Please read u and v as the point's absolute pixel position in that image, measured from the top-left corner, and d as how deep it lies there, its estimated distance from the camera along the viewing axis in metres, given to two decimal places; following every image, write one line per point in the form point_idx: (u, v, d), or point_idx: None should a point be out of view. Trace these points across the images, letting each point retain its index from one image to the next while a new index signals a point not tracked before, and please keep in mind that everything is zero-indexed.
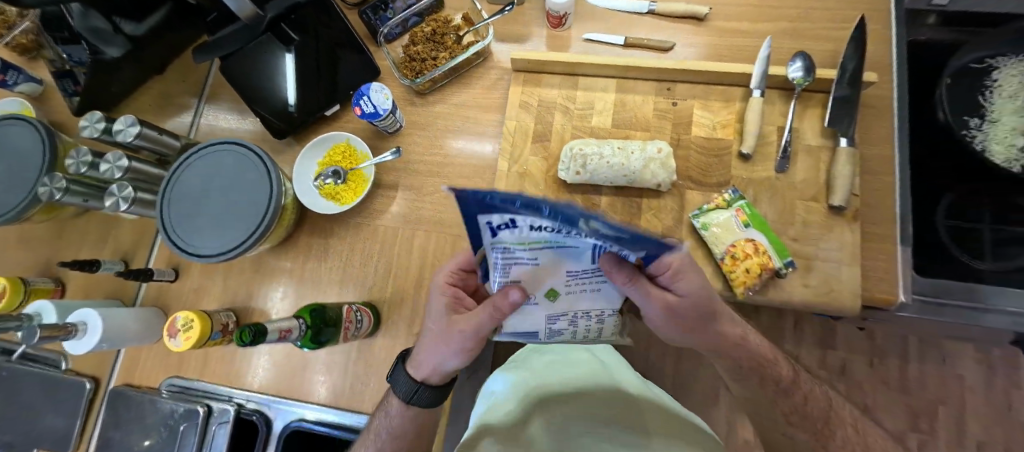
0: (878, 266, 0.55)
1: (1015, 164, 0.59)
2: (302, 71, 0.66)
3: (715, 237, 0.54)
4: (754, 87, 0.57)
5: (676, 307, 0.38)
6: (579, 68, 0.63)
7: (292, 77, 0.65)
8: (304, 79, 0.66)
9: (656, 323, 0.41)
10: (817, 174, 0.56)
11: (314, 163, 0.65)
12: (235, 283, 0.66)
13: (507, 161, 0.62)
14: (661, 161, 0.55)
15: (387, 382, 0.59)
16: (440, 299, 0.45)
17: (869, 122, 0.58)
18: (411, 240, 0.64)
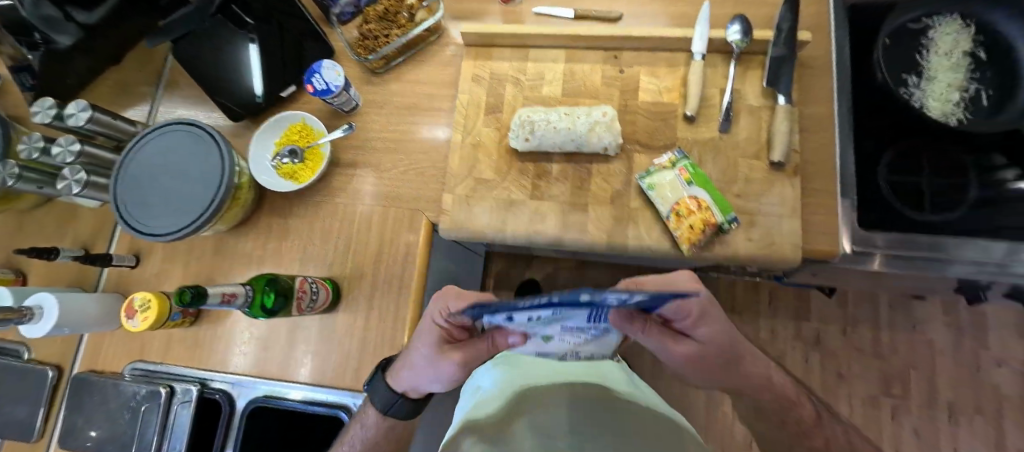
0: (820, 219, 0.57)
1: (951, 118, 0.61)
2: (267, 62, 0.67)
3: (660, 197, 0.55)
4: (696, 51, 0.59)
5: (698, 352, 0.43)
6: (529, 40, 0.64)
7: (258, 69, 0.67)
8: (269, 71, 0.68)
9: (681, 369, 0.46)
10: (759, 132, 0.58)
11: (270, 143, 0.65)
12: (196, 266, 0.66)
13: (460, 133, 0.63)
14: (606, 124, 0.56)
15: (350, 354, 0.61)
16: (431, 329, 0.44)
17: (808, 82, 0.60)
18: (370, 216, 0.65)
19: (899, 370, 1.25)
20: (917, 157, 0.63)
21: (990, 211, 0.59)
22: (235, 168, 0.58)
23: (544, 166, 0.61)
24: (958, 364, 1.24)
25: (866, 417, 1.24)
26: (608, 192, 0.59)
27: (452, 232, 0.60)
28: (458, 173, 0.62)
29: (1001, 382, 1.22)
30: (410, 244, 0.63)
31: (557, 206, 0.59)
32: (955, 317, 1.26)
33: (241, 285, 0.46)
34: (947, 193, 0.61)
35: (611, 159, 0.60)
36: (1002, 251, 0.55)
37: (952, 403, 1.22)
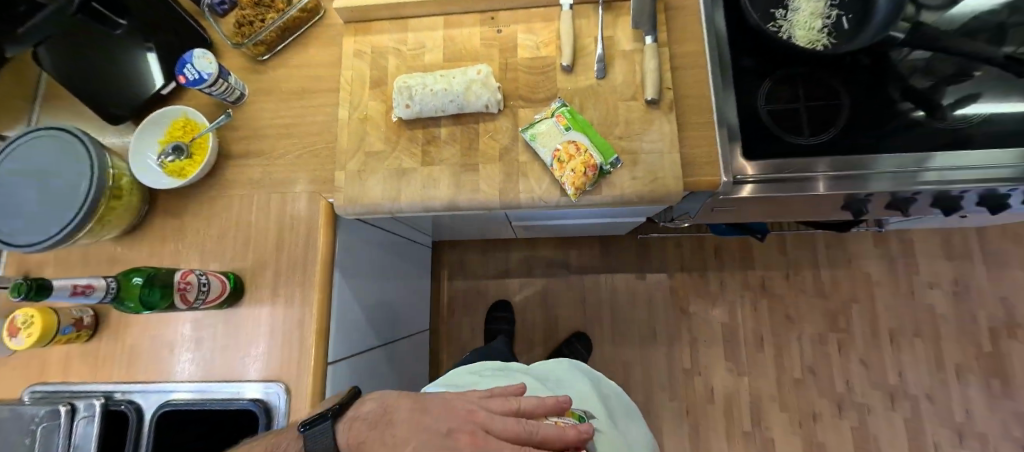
0: (702, 151, 0.58)
1: (817, 44, 0.65)
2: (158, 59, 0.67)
3: (542, 144, 0.56)
4: (563, 2, 0.61)
5: None
6: (406, 12, 0.65)
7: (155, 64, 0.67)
8: (167, 67, 0.68)
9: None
10: (633, 75, 0.60)
11: (153, 142, 0.63)
12: (89, 276, 0.63)
13: (348, 109, 0.63)
14: (482, 81, 0.58)
15: (258, 344, 0.59)
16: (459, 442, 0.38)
17: (678, 24, 0.63)
18: (267, 204, 0.63)
19: (841, 306, 1.30)
20: (793, 85, 0.67)
21: (882, 132, 0.64)
22: (107, 168, 0.56)
23: (433, 131, 0.61)
24: (894, 291, 1.30)
25: (817, 355, 1.28)
26: (497, 149, 0.59)
27: (347, 208, 0.60)
28: (348, 149, 0.62)
29: (934, 304, 1.28)
30: (310, 227, 0.62)
31: (448, 169, 0.59)
32: (886, 248, 1.32)
33: (103, 278, 0.45)
34: (832, 118, 0.65)
35: (496, 116, 0.60)
36: (915, 159, 0.60)
37: (893, 330, 1.28)
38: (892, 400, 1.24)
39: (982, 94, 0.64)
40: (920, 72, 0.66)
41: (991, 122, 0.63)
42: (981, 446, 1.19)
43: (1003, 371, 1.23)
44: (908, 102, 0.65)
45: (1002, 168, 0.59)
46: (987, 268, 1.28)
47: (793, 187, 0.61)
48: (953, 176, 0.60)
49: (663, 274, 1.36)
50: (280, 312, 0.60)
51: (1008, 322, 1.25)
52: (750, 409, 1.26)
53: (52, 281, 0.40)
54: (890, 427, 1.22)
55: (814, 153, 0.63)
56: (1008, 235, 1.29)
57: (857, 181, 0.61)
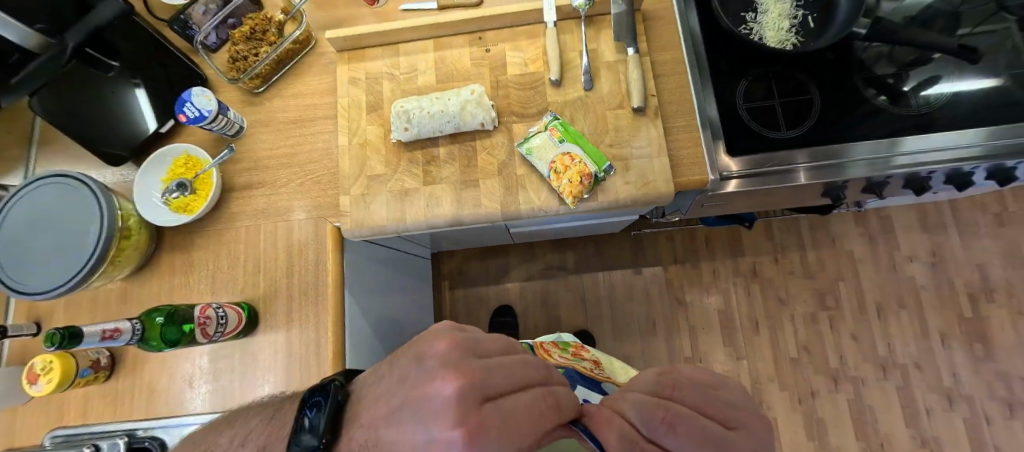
0: (689, 153, 0.62)
1: (787, 44, 0.70)
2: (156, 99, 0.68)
3: (539, 157, 0.59)
4: (547, 20, 0.64)
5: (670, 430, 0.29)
6: (396, 38, 0.67)
7: (148, 108, 0.67)
8: (161, 107, 0.68)
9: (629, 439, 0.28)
10: (618, 85, 0.63)
11: (157, 180, 0.64)
12: (103, 317, 0.64)
13: (347, 135, 0.65)
14: (476, 101, 0.61)
15: (273, 371, 0.61)
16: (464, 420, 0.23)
17: (657, 32, 0.67)
18: (274, 232, 0.65)
19: (829, 285, 1.36)
20: (766, 83, 0.71)
21: (854, 121, 0.68)
22: (115, 211, 0.57)
23: (431, 151, 0.63)
24: (877, 267, 1.36)
25: (810, 334, 1.33)
26: (494, 164, 0.62)
27: (354, 231, 0.62)
28: (350, 174, 0.64)
29: (916, 275, 1.34)
30: (319, 251, 0.64)
31: (449, 187, 0.62)
32: (867, 227, 1.38)
33: (127, 321, 0.46)
34: (804, 111, 0.69)
35: (492, 133, 0.63)
36: (888, 145, 0.65)
37: (879, 303, 1.33)
38: (883, 371, 1.29)
39: (941, 77, 0.69)
40: (885, 59, 0.71)
41: (951, 103, 0.68)
42: (969, 407, 1.26)
43: (984, 334, 1.29)
44: (873, 90, 0.70)
45: (963, 148, 0.65)
46: (961, 238, 1.35)
47: (776, 179, 0.66)
48: (920, 158, 0.65)
49: (657, 268, 1.40)
50: (295, 339, 0.61)
51: (985, 288, 1.32)
52: (751, 391, 1.31)
53: (83, 328, 0.42)
54: (884, 397, 1.28)
55: (796, 145, 0.67)
56: (978, 205, 1.36)
57: (837, 168, 0.65)
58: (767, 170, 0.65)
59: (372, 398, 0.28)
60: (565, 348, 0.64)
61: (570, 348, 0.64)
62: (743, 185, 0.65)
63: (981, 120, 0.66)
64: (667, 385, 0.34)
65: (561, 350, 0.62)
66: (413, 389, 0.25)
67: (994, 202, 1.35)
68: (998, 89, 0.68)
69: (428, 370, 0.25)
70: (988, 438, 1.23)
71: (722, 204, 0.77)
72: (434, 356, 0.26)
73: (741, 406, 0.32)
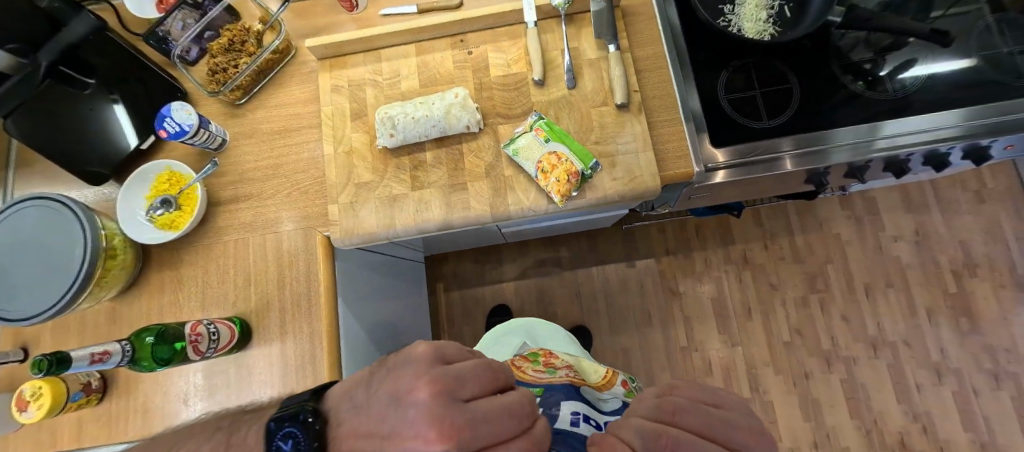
0: (673, 146, 0.62)
1: (764, 34, 0.71)
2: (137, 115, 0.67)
3: (525, 158, 0.59)
4: (528, 20, 0.65)
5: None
6: (376, 43, 0.67)
7: (128, 124, 0.65)
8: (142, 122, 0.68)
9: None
10: (601, 82, 0.64)
11: (140, 198, 0.64)
12: (92, 339, 0.62)
13: (333, 144, 0.65)
14: (461, 104, 0.61)
15: (269, 385, 0.60)
16: None
17: (637, 28, 0.68)
18: (263, 246, 0.64)
19: (818, 268, 1.38)
20: (746, 73, 0.72)
21: (835, 107, 0.69)
22: (99, 230, 0.56)
23: (418, 156, 0.63)
24: (864, 248, 1.38)
25: (801, 317, 1.35)
26: (482, 167, 0.62)
27: (344, 239, 0.61)
28: (337, 182, 0.63)
29: (901, 254, 1.37)
30: (309, 261, 0.64)
31: (438, 191, 0.62)
32: (852, 209, 1.40)
33: (117, 342, 0.46)
34: (786, 99, 0.70)
35: (478, 135, 0.63)
36: (868, 129, 0.67)
37: (867, 284, 1.36)
38: (874, 350, 1.32)
39: (916, 60, 0.71)
40: (861, 45, 0.72)
41: (928, 85, 0.69)
42: (957, 381, 1.29)
43: (968, 308, 1.33)
44: (849, 76, 0.71)
45: (939, 130, 0.66)
46: (944, 216, 1.38)
47: (761, 168, 0.67)
48: (899, 141, 0.66)
49: (650, 260, 1.41)
50: (290, 350, 0.61)
51: (968, 263, 1.35)
52: (747, 376, 1.33)
53: (71, 353, 0.41)
54: (876, 375, 1.31)
55: (779, 134, 0.68)
56: (958, 183, 1.39)
57: (820, 155, 0.67)
58: (753, 159, 0.66)
59: (350, 427, 0.26)
60: (535, 358, 0.63)
61: (539, 357, 0.63)
62: (730, 176, 0.66)
63: (956, 101, 0.68)
64: (667, 409, 0.33)
65: (533, 363, 0.61)
66: (396, 437, 0.24)
67: (973, 179, 1.39)
68: (971, 69, 0.69)
69: (407, 421, 0.23)
70: (976, 409, 1.27)
71: (710, 195, 0.78)
72: (412, 406, 0.23)
73: (736, 425, 0.32)
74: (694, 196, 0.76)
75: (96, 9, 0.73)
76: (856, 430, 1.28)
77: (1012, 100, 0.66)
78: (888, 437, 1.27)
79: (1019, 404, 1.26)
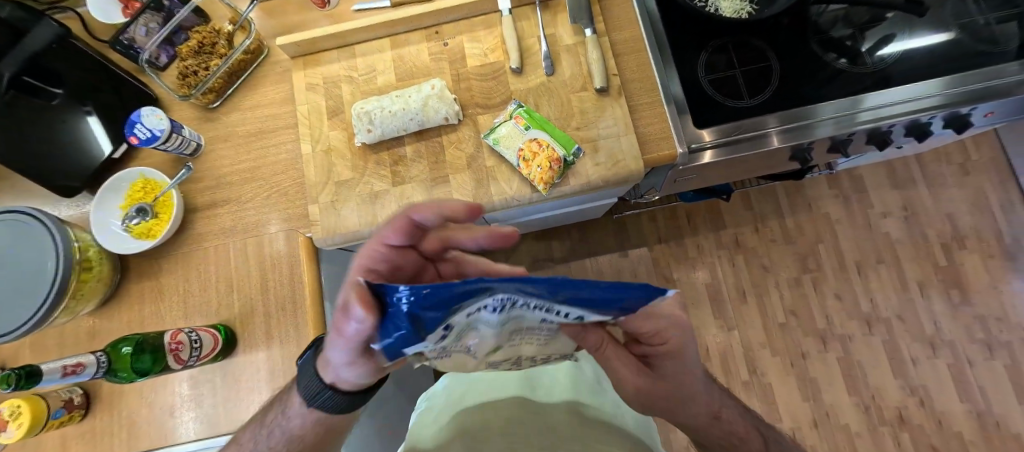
0: (656, 129, 0.62)
1: (742, 13, 0.71)
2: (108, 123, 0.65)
3: (507, 147, 0.59)
4: (502, 7, 0.64)
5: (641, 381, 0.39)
6: (349, 39, 0.65)
7: (103, 134, 0.64)
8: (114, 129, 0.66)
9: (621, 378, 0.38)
10: (580, 67, 0.63)
11: (115, 208, 0.62)
12: (72, 354, 0.61)
13: (310, 143, 0.64)
14: (438, 95, 0.60)
15: (258, 390, 0.59)
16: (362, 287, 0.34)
17: (614, 12, 0.67)
18: (244, 250, 0.63)
19: (809, 248, 1.38)
20: (726, 53, 0.72)
21: (817, 83, 0.69)
22: (71, 242, 0.55)
23: (397, 150, 0.62)
24: (854, 226, 1.39)
25: (795, 298, 1.36)
26: (463, 158, 0.61)
27: (327, 239, 0.60)
28: (317, 182, 0.62)
29: (890, 230, 1.38)
30: (292, 264, 0.62)
31: (420, 185, 0.61)
32: (840, 188, 1.41)
33: (92, 354, 0.44)
34: (766, 77, 0.70)
35: (458, 126, 0.62)
36: (851, 103, 0.67)
37: (858, 261, 1.37)
38: (869, 326, 1.33)
39: (895, 35, 0.71)
40: (841, 22, 0.72)
41: (907, 57, 0.69)
42: (951, 353, 1.30)
43: (959, 280, 1.34)
44: (830, 52, 0.71)
45: (922, 99, 0.66)
46: (930, 189, 1.39)
47: (749, 145, 0.67)
48: (882, 113, 0.67)
49: (643, 249, 1.41)
50: (277, 354, 0.60)
51: (956, 235, 1.36)
52: (745, 360, 1.33)
53: (42, 366, 0.40)
54: (871, 351, 1.31)
55: (766, 110, 0.68)
56: (943, 157, 1.40)
57: (807, 130, 0.67)
58: (742, 138, 0.66)
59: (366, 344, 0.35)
60: None
61: None
62: (717, 155, 0.66)
63: (936, 70, 0.68)
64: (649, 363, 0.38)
65: None
66: None
67: (957, 151, 1.40)
68: (950, 42, 0.69)
69: None
70: (972, 379, 1.28)
71: (698, 178, 0.78)
72: None
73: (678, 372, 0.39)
74: (682, 179, 0.77)
75: (60, 17, 0.71)
76: (854, 406, 1.28)
77: (991, 68, 0.66)
78: (886, 412, 1.28)
79: (1013, 372, 1.27)
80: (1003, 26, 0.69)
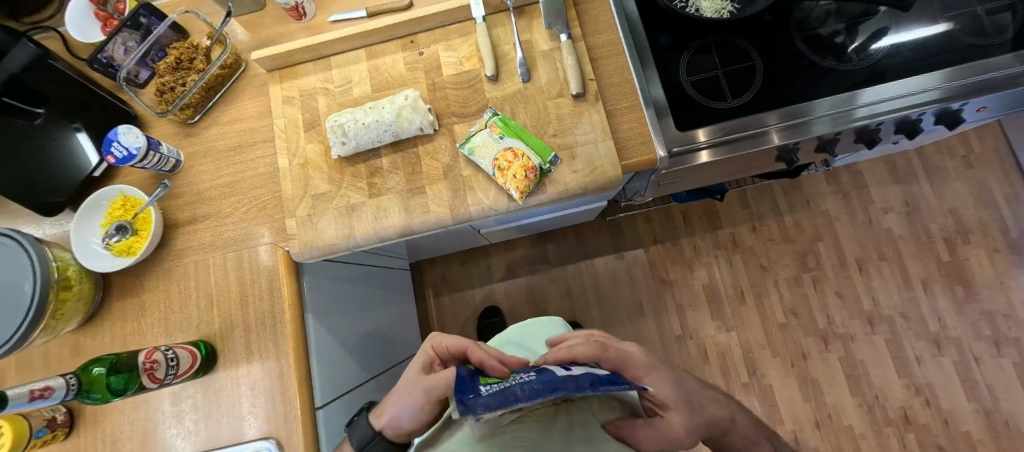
0: (635, 134, 0.61)
1: (723, 12, 0.70)
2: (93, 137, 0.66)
3: (481, 156, 0.58)
4: (475, 14, 0.63)
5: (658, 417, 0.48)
6: (324, 51, 0.65)
7: (89, 146, 0.65)
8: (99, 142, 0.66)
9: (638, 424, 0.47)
10: (557, 74, 0.62)
11: (96, 226, 0.63)
12: (56, 373, 0.61)
13: (287, 157, 0.63)
14: (411, 106, 0.59)
15: (239, 406, 0.59)
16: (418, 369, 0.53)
17: (591, 16, 0.66)
18: (224, 265, 0.63)
19: (808, 246, 1.36)
20: (709, 53, 0.70)
21: (807, 80, 0.68)
22: (49, 262, 0.55)
23: (374, 162, 0.62)
24: (853, 223, 1.36)
25: (795, 298, 1.34)
26: (439, 168, 0.60)
27: (304, 253, 0.60)
28: (294, 196, 0.62)
29: (891, 226, 1.35)
30: (272, 279, 0.62)
31: (396, 197, 0.60)
32: (839, 185, 1.38)
33: (62, 376, 0.44)
34: (751, 76, 0.69)
35: (434, 136, 0.62)
36: (845, 100, 0.65)
37: (859, 258, 1.34)
38: (871, 325, 1.30)
39: (887, 28, 0.69)
40: (829, 18, 0.71)
41: (897, 51, 0.68)
42: (957, 351, 1.27)
43: (963, 276, 1.30)
44: (817, 49, 0.70)
45: (920, 94, 0.64)
46: (933, 184, 1.36)
47: (749, 143, 0.66)
48: (878, 109, 0.65)
49: (639, 251, 1.40)
50: (257, 369, 0.59)
51: (960, 231, 1.33)
52: (744, 361, 1.31)
53: (9, 391, 0.39)
54: (874, 350, 1.29)
55: (760, 109, 0.66)
56: (945, 150, 1.37)
57: (804, 127, 0.66)
58: (742, 138, 0.65)
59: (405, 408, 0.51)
60: None
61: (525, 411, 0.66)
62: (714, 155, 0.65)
63: (929, 63, 0.66)
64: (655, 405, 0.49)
65: None
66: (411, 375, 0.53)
67: (960, 144, 1.37)
68: (943, 34, 0.68)
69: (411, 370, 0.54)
70: (979, 378, 1.25)
71: (693, 179, 0.78)
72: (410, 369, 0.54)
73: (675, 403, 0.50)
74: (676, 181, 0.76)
75: (41, 36, 0.71)
76: (858, 407, 1.26)
77: (986, 60, 0.64)
78: (891, 412, 1.25)
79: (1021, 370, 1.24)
80: (996, 16, 0.67)
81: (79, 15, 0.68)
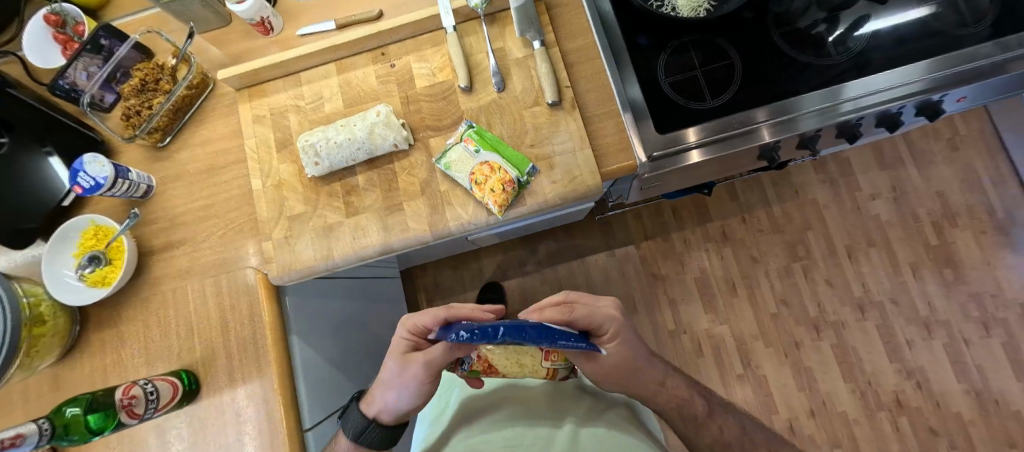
0: (613, 140, 0.60)
1: (699, 10, 0.69)
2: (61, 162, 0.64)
3: (457, 170, 0.57)
4: (446, 24, 0.62)
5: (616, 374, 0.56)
6: (293, 67, 0.64)
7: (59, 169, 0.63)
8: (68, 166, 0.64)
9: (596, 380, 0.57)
10: (532, 82, 0.61)
11: (68, 257, 0.61)
12: (37, 408, 0.60)
13: (260, 178, 0.62)
14: (384, 122, 0.58)
15: (224, 433, 0.58)
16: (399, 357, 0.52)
17: (564, 20, 0.65)
18: (203, 292, 0.62)
19: (798, 235, 1.36)
20: (688, 53, 0.69)
21: (789, 76, 0.67)
22: (20, 299, 0.53)
23: (350, 181, 0.61)
24: (841, 211, 1.36)
25: (786, 288, 1.34)
26: (417, 184, 0.59)
27: (282, 276, 0.59)
28: (269, 218, 0.61)
29: (879, 212, 1.36)
30: (252, 303, 0.61)
31: (374, 215, 0.59)
32: (827, 172, 1.38)
33: (33, 422, 0.43)
34: (732, 75, 0.68)
35: (410, 151, 0.61)
36: (829, 94, 0.64)
37: (849, 246, 1.35)
38: (862, 311, 1.31)
39: (866, 20, 0.68)
40: (807, 11, 0.70)
41: (878, 42, 0.67)
42: (947, 333, 1.28)
43: (951, 258, 1.31)
44: (795, 44, 0.69)
45: (905, 85, 0.64)
46: (919, 168, 1.36)
47: (739, 140, 0.65)
48: (863, 102, 0.64)
49: (630, 247, 1.40)
50: (240, 395, 0.59)
51: (947, 213, 1.33)
52: (738, 353, 1.32)
53: None
54: (866, 336, 1.30)
55: (745, 106, 0.66)
56: (930, 133, 1.37)
57: (792, 123, 0.65)
58: (731, 136, 0.64)
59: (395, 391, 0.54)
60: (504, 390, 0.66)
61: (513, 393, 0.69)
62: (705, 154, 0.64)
63: (910, 54, 0.66)
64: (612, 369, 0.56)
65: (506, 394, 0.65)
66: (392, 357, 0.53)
67: (945, 127, 1.37)
68: (922, 23, 0.67)
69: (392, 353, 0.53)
70: (968, 359, 1.26)
71: (682, 179, 0.77)
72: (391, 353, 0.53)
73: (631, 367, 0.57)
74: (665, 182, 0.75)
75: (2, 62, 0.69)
76: (851, 393, 1.27)
77: (968, 49, 0.64)
78: (884, 397, 1.26)
79: (1009, 349, 1.25)
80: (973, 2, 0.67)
81: (36, 39, 0.66)
